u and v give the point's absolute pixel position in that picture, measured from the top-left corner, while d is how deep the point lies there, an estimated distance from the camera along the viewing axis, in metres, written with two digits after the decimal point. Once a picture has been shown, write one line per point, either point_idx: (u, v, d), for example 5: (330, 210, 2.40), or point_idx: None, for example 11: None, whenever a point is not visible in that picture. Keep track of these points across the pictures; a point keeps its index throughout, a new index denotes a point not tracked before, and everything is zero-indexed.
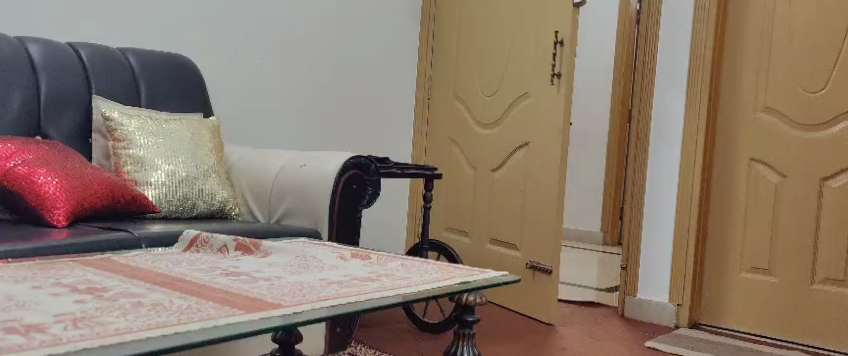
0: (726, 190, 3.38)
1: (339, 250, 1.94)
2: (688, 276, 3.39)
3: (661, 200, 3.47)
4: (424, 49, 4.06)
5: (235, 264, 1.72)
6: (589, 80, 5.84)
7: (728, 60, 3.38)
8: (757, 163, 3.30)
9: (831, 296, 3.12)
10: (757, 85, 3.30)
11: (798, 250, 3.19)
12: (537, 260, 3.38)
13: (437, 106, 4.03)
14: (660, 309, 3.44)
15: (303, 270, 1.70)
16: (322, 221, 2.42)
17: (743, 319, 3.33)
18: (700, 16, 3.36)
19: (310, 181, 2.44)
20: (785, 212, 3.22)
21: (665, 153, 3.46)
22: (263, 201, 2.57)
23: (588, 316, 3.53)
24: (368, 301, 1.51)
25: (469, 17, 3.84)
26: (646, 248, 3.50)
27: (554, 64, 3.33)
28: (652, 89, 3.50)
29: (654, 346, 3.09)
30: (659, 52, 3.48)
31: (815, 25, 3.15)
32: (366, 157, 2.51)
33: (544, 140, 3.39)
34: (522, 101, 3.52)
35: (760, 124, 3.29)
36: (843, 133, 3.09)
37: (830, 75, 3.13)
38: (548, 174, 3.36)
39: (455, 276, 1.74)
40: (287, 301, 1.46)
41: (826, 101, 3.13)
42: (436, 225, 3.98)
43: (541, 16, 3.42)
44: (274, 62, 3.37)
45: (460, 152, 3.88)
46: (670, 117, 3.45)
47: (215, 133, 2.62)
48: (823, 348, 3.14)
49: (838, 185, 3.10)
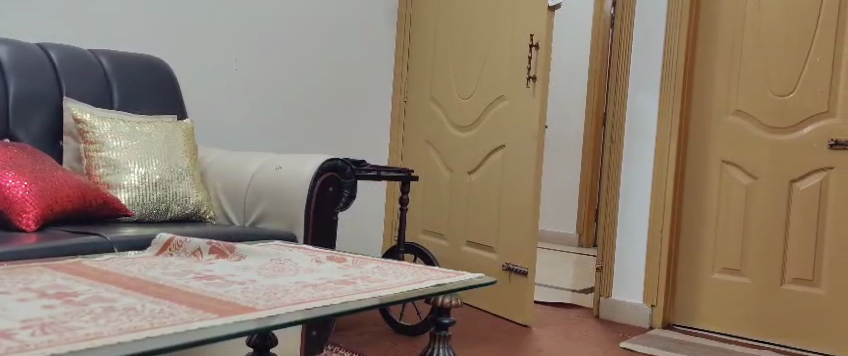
0: (698, 192, 3.41)
1: (315, 253, 1.94)
2: (661, 277, 3.42)
3: (635, 202, 3.50)
4: (400, 51, 4.07)
5: (208, 268, 1.72)
6: (565, 83, 5.87)
7: (700, 62, 3.42)
8: (728, 165, 3.34)
9: (800, 295, 3.16)
10: (728, 88, 3.34)
11: (768, 251, 3.23)
12: (513, 262, 3.40)
13: (413, 108, 4.04)
14: (635, 311, 3.47)
15: (277, 274, 1.70)
16: (298, 224, 2.42)
17: (714, 319, 3.37)
18: (673, 19, 3.40)
19: (286, 183, 2.44)
20: (756, 213, 3.26)
21: (638, 156, 3.50)
22: (238, 203, 2.57)
23: (563, 318, 3.56)
24: (343, 304, 1.52)
25: (445, 20, 3.86)
26: (620, 250, 3.53)
27: (529, 66, 3.35)
28: (626, 92, 3.53)
29: (629, 347, 3.12)
30: (632, 54, 3.52)
31: (785, 28, 3.19)
32: (342, 160, 2.50)
33: (519, 143, 3.41)
34: (497, 104, 3.54)
35: (731, 126, 3.33)
36: (812, 135, 3.14)
37: (798, 79, 3.17)
38: (523, 176, 3.38)
39: (431, 279, 1.75)
40: (261, 304, 1.46)
41: (795, 103, 3.17)
42: (413, 228, 3.99)
43: (516, 19, 3.44)
44: (249, 64, 3.37)
45: (436, 155, 3.90)
46: (643, 120, 3.49)
47: (189, 135, 2.61)
48: (791, 347, 3.18)
49: (806, 187, 3.14)
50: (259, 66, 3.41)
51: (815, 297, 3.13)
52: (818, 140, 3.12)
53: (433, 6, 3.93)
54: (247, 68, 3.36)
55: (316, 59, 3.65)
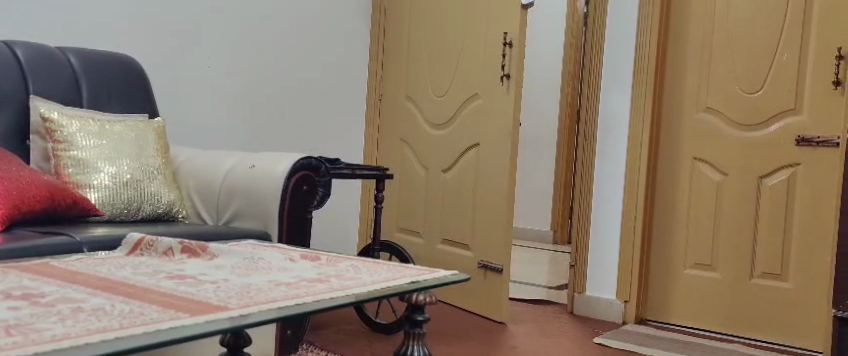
0: (670, 189, 3.45)
1: (288, 252, 1.94)
2: (634, 273, 3.45)
3: (608, 199, 3.53)
4: (375, 50, 4.08)
5: (180, 267, 1.71)
6: (539, 80, 5.90)
7: (671, 61, 3.45)
8: (699, 162, 3.38)
9: (770, 290, 3.20)
10: (698, 86, 3.38)
11: (739, 247, 3.27)
12: (488, 259, 3.42)
13: (388, 106, 4.05)
14: (609, 306, 3.50)
15: (250, 273, 1.70)
16: (272, 224, 2.42)
17: (686, 314, 3.40)
18: (644, 18, 3.43)
19: (259, 183, 2.44)
20: (726, 209, 3.30)
21: (611, 152, 3.53)
22: (210, 202, 2.56)
23: (538, 314, 3.58)
24: (317, 302, 1.52)
25: (418, 18, 3.87)
26: (594, 246, 3.56)
27: (503, 64, 3.37)
28: (599, 89, 3.56)
29: (602, 342, 3.14)
30: (605, 51, 3.55)
31: (753, 26, 3.23)
32: (317, 158, 2.50)
33: (493, 141, 3.42)
34: (471, 101, 3.56)
35: (702, 123, 3.37)
36: (779, 132, 3.18)
37: (766, 77, 3.21)
38: (497, 174, 3.39)
39: (405, 276, 1.76)
40: (234, 303, 1.47)
41: (763, 100, 3.22)
42: (388, 226, 4.00)
43: (491, 16, 3.46)
44: (222, 62, 3.36)
45: (411, 153, 3.91)
46: (615, 118, 3.52)
47: (161, 134, 2.60)
48: (762, 341, 3.23)
49: (774, 183, 3.19)
50: (232, 65, 3.40)
51: (784, 292, 3.17)
52: (786, 137, 3.17)
53: (407, 4, 3.93)
54: (220, 66, 3.35)
55: (290, 57, 3.65)
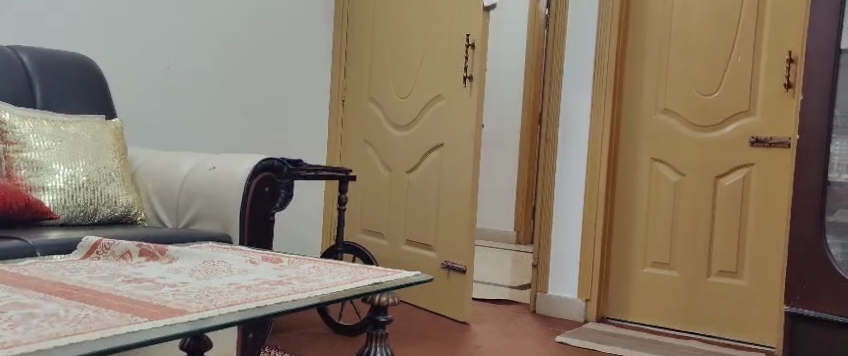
0: (629, 189, 3.49)
1: (249, 254, 1.94)
2: (594, 272, 3.49)
3: (569, 199, 3.57)
4: (338, 51, 4.08)
5: (138, 271, 1.71)
6: (501, 80, 5.94)
7: (630, 63, 3.49)
8: (658, 163, 3.43)
9: (726, 287, 3.26)
10: (656, 88, 3.43)
11: (696, 246, 3.32)
12: (451, 259, 3.44)
13: (351, 107, 4.05)
14: (570, 305, 3.54)
15: (210, 275, 1.70)
16: (233, 226, 2.41)
17: (645, 313, 3.45)
18: (604, 20, 3.47)
19: (221, 185, 2.43)
20: (683, 208, 3.35)
21: (572, 153, 3.57)
22: (169, 205, 2.55)
23: (501, 314, 3.61)
24: (278, 303, 1.53)
25: (381, 19, 3.88)
26: (555, 246, 3.60)
27: (466, 66, 3.39)
28: (559, 90, 3.60)
29: (564, 340, 3.18)
30: (565, 51, 3.58)
31: (709, 28, 3.29)
32: (279, 160, 2.50)
33: (456, 141, 3.44)
34: (433, 103, 3.58)
35: (659, 124, 3.42)
36: (735, 133, 3.24)
37: (722, 79, 3.27)
38: (460, 174, 3.41)
39: (368, 277, 1.76)
40: (193, 307, 1.47)
41: (719, 101, 3.27)
42: (351, 227, 4.00)
43: (453, 18, 3.48)
44: (181, 63, 3.33)
45: (374, 154, 3.91)
46: (576, 119, 3.56)
47: (118, 136, 2.58)
48: (719, 337, 3.29)
49: (729, 183, 3.25)
50: (193, 66, 3.38)
51: (740, 289, 3.23)
52: (740, 138, 3.23)
53: (370, 4, 3.94)
54: (180, 67, 3.33)
55: (252, 58, 3.64)
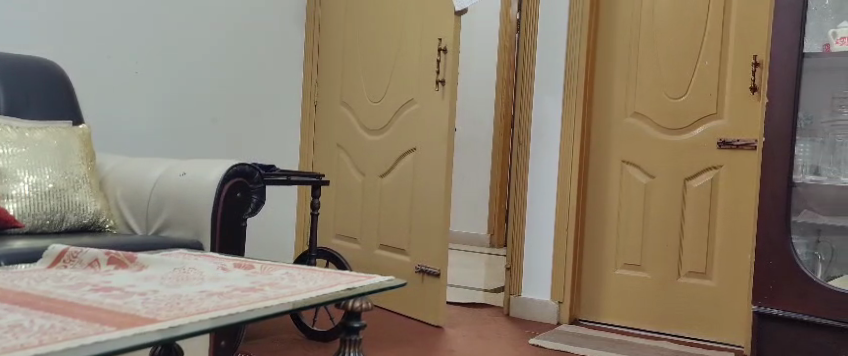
0: (600, 192, 3.51)
1: (221, 261, 1.93)
2: (567, 274, 3.51)
3: (541, 202, 3.59)
4: (310, 55, 4.08)
5: (107, 279, 1.70)
6: (474, 82, 5.95)
7: (600, 66, 3.52)
8: (629, 165, 3.45)
9: (696, 288, 3.29)
10: (626, 91, 3.46)
11: (667, 247, 3.35)
12: (426, 263, 3.44)
13: (324, 112, 4.04)
14: (543, 308, 3.55)
15: (181, 283, 1.70)
16: (204, 233, 2.40)
17: (617, 314, 3.48)
18: (574, 23, 3.50)
19: (192, 191, 2.42)
20: (654, 210, 3.38)
21: (544, 156, 3.59)
22: (139, 212, 2.53)
23: (475, 317, 3.62)
24: (250, 310, 1.52)
25: (353, 24, 3.88)
26: (528, 248, 3.61)
27: (438, 70, 3.41)
28: (530, 94, 3.61)
29: (538, 343, 3.19)
30: (536, 55, 3.60)
31: (677, 31, 3.32)
32: (251, 165, 2.50)
33: (429, 145, 3.45)
34: (406, 107, 3.58)
35: (629, 127, 3.45)
36: (703, 136, 3.28)
37: (690, 82, 3.30)
38: (433, 178, 3.42)
39: (342, 283, 1.76)
40: (163, 315, 1.46)
41: (688, 104, 3.31)
42: (325, 233, 3.99)
43: (425, 22, 3.49)
44: (150, 68, 3.31)
45: (347, 158, 3.91)
46: (547, 122, 3.58)
47: (85, 142, 2.56)
48: (689, 337, 3.32)
49: (699, 185, 3.28)
50: (162, 71, 3.36)
51: (709, 290, 3.27)
52: (709, 140, 3.26)
53: (342, 10, 3.94)
54: (148, 72, 3.31)
55: (222, 63, 3.63)
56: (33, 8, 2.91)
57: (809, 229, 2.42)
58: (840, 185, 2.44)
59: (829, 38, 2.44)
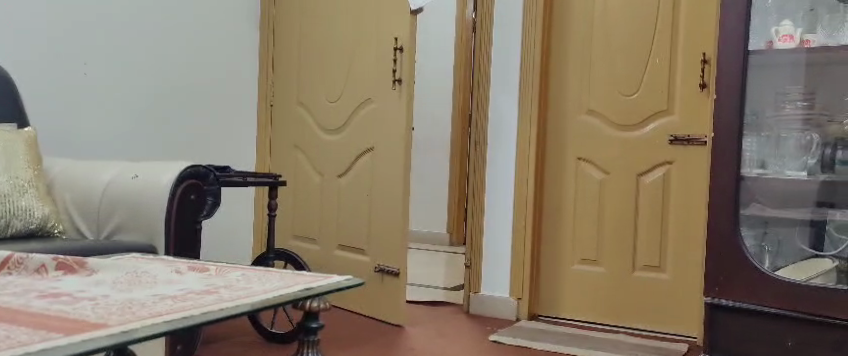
0: (558, 189, 3.54)
1: (175, 264, 1.91)
2: (525, 271, 3.53)
3: (499, 199, 3.60)
4: (265, 55, 4.06)
5: (55, 286, 1.67)
6: (430, 80, 5.95)
7: (555, 64, 3.55)
8: (584, 163, 3.48)
9: (651, 281, 3.34)
10: (581, 88, 3.49)
11: (623, 242, 3.39)
12: (385, 262, 3.44)
13: (280, 113, 4.03)
14: (503, 304, 3.57)
15: (133, 287, 1.67)
16: (158, 236, 2.36)
17: (575, 308, 3.51)
18: (528, 22, 3.52)
19: (143, 194, 2.39)
20: (609, 206, 3.42)
21: (500, 154, 3.60)
22: (89, 216, 2.50)
23: (435, 316, 3.62)
24: (206, 313, 1.51)
25: (307, 23, 3.87)
26: (487, 246, 3.63)
27: (394, 69, 3.40)
28: (487, 92, 3.62)
29: (498, 339, 3.20)
30: (492, 53, 3.62)
31: (628, 30, 3.37)
32: (204, 166, 2.49)
33: (386, 145, 3.45)
34: (362, 107, 3.58)
35: (584, 124, 3.48)
36: (655, 132, 3.32)
37: (642, 78, 3.34)
38: (392, 177, 3.42)
39: (299, 283, 1.74)
40: (113, 320, 1.44)
41: (640, 101, 3.35)
42: (283, 234, 3.97)
43: (380, 21, 3.48)
44: (99, 69, 3.26)
45: (304, 158, 3.89)
46: (503, 120, 3.59)
47: (31, 145, 2.52)
48: (646, 330, 3.36)
49: (652, 180, 3.33)
50: (112, 71, 3.31)
51: (665, 282, 3.31)
52: (661, 137, 3.31)
53: (296, 10, 3.93)
54: (98, 73, 3.26)
55: (174, 63, 3.59)
56: (6, 7, 2.92)
57: (757, 222, 2.40)
58: (786, 179, 2.46)
59: (773, 35, 2.44)
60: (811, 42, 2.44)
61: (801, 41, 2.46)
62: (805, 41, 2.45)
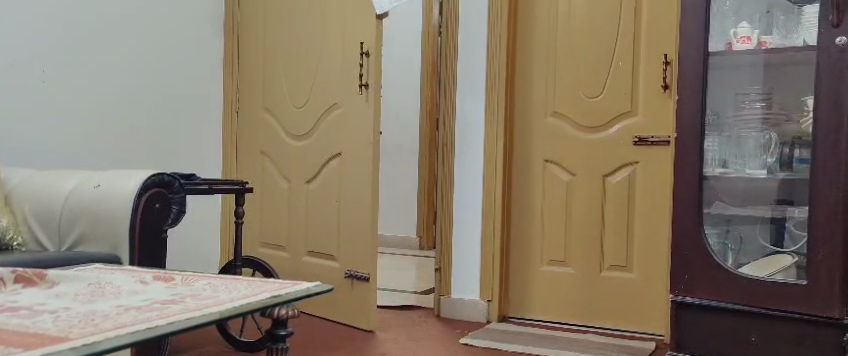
0: (526, 190, 3.55)
1: (140, 274, 1.88)
2: (495, 272, 3.53)
3: (468, 202, 3.60)
4: (230, 62, 4.02)
5: (13, 299, 1.64)
6: (399, 83, 5.93)
7: (520, 66, 3.56)
8: (551, 164, 3.50)
9: (618, 281, 3.36)
10: (546, 90, 3.50)
11: (591, 242, 3.40)
12: (355, 268, 3.42)
13: (245, 119, 4.00)
14: (473, 307, 3.58)
15: (97, 298, 1.65)
16: (121, 246, 2.33)
17: (544, 309, 3.52)
18: (494, 25, 3.53)
19: (106, 203, 2.36)
20: (576, 207, 3.44)
21: (468, 157, 3.60)
22: (49, 227, 2.46)
23: (406, 320, 3.62)
24: (172, 323, 1.49)
25: (272, 29, 3.84)
26: (456, 249, 3.62)
27: (361, 74, 3.39)
28: (454, 95, 3.62)
29: (468, 342, 3.20)
30: (458, 56, 3.62)
31: (591, 31, 3.39)
32: (169, 174, 2.45)
33: (354, 149, 3.43)
34: (329, 112, 3.57)
35: (550, 126, 3.49)
36: (620, 133, 3.34)
37: (606, 80, 3.37)
38: (360, 182, 3.40)
39: (267, 291, 1.73)
40: (74, 333, 1.42)
41: (605, 102, 3.37)
42: (251, 241, 3.94)
43: (346, 25, 3.47)
44: (58, 76, 3.22)
45: (271, 164, 3.86)
46: (470, 123, 3.60)
47: None
48: (615, 329, 3.38)
49: (618, 180, 3.35)
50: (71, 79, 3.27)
51: (632, 282, 3.33)
52: (625, 138, 3.33)
53: (261, 16, 3.91)
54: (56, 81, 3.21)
55: (136, 71, 3.56)
56: None
57: (721, 219, 2.49)
58: (747, 178, 2.51)
59: (731, 37, 2.50)
60: (768, 43, 2.46)
61: (759, 43, 2.48)
62: (763, 42, 2.47)
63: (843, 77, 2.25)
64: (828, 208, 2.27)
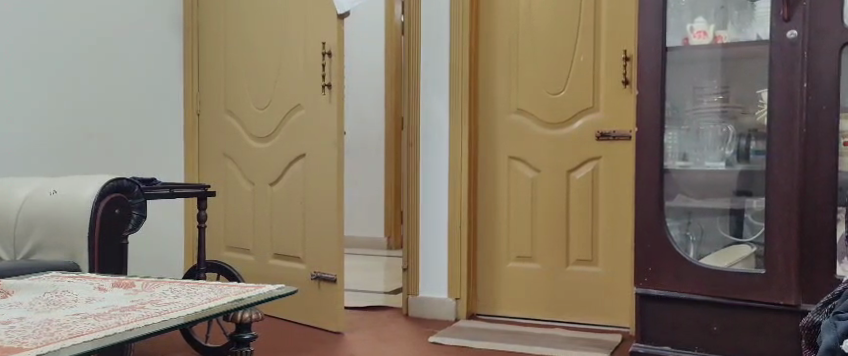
0: (491, 188, 3.55)
1: (99, 281, 1.85)
2: (462, 270, 3.53)
3: (434, 201, 3.59)
4: (190, 64, 3.96)
5: None
6: (362, 83, 5.91)
7: (482, 64, 3.56)
8: (515, 161, 3.50)
9: (585, 276, 3.37)
10: (509, 87, 3.50)
11: (557, 238, 3.41)
12: (321, 270, 3.39)
13: (208, 122, 3.95)
14: (441, 305, 3.56)
15: (54, 307, 1.61)
16: (80, 254, 2.28)
17: (512, 306, 3.52)
18: (456, 22, 3.51)
19: (62, 209, 2.32)
20: (541, 203, 3.44)
21: (433, 155, 3.59)
22: (6, 238, 2.41)
23: (374, 320, 3.60)
24: (131, 330, 1.46)
25: (232, 30, 3.81)
26: (423, 247, 3.61)
27: (324, 74, 3.36)
28: (416, 94, 3.60)
29: (437, 341, 3.19)
30: (421, 55, 3.59)
31: (553, 28, 3.39)
32: (128, 179, 2.42)
33: (317, 151, 3.41)
34: (292, 114, 3.54)
35: (513, 123, 3.50)
36: (583, 129, 3.35)
37: (568, 77, 3.38)
38: (325, 184, 3.37)
39: (228, 295, 1.70)
40: (29, 343, 1.38)
41: (567, 98, 3.38)
42: (216, 245, 3.89)
43: (307, 26, 3.44)
44: (11, 81, 3.15)
45: (235, 167, 3.82)
46: (434, 122, 3.58)
47: None
48: (582, 323, 3.39)
49: (581, 176, 3.36)
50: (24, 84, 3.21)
51: (598, 276, 3.35)
52: (588, 132, 3.34)
53: (220, 18, 3.86)
54: (9, 86, 3.15)
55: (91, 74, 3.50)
56: None
57: (682, 212, 2.50)
58: (707, 170, 2.52)
59: (688, 32, 2.50)
60: (723, 38, 2.47)
61: (714, 38, 2.49)
62: (718, 37, 2.49)
63: (795, 73, 2.28)
64: (788, 199, 2.29)
